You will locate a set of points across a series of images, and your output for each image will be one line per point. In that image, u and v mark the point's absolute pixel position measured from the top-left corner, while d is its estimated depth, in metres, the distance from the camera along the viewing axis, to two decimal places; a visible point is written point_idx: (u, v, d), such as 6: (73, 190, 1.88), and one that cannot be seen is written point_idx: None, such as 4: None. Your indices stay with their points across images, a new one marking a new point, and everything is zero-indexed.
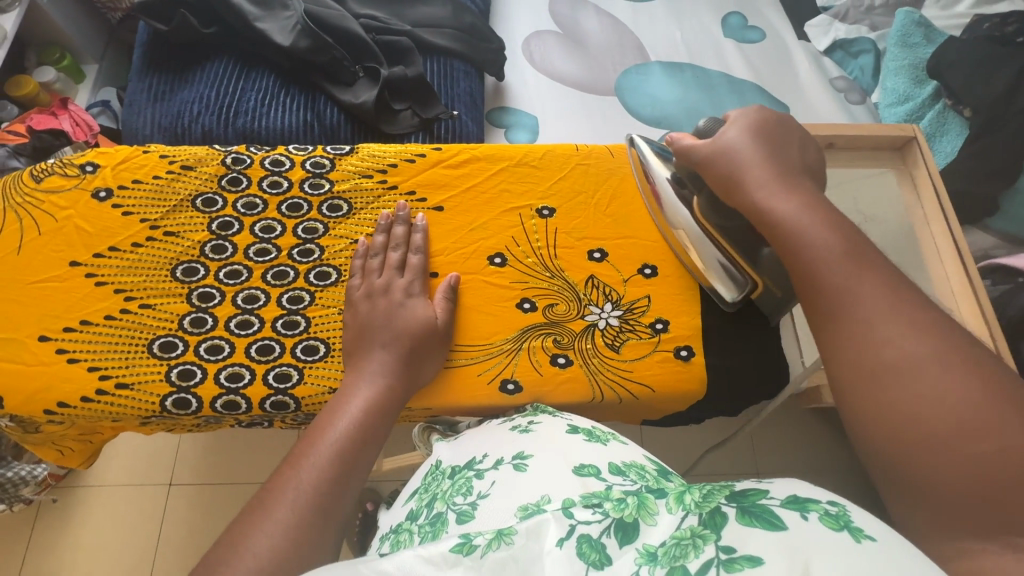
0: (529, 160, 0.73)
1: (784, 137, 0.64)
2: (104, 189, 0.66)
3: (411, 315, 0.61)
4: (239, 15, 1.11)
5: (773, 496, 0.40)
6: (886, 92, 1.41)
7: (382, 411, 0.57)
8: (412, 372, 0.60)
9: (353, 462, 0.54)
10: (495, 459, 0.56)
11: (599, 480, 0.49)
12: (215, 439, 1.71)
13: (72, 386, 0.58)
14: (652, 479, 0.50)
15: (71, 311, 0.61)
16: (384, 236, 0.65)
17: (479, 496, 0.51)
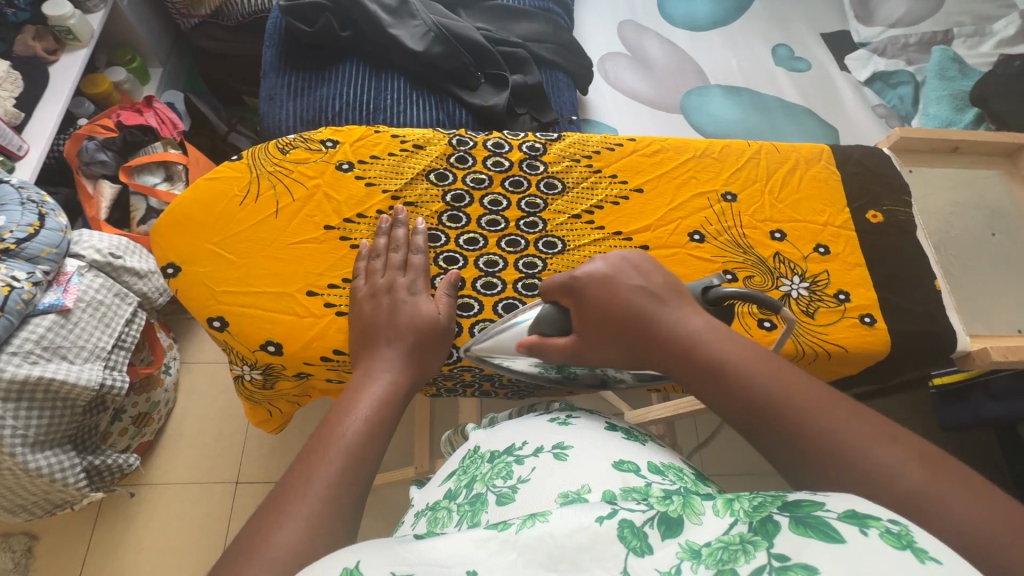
0: (710, 152, 0.80)
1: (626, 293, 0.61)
2: (347, 162, 0.72)
3: (414, 310, 0.62)
4: (375, 22, 1.18)
5: (830, 509, 0.40)
6: (930, 118, 1.61)
7: (397, 399, 0.57)
8: (420, 364, 0.61)
9: (372, 450, 0.52)
10: (534, 446, 0.70)
11: (639, 476, 0.63)
12: (282, 438, 1.67)
13: (344, 335, 0.63)
14: (687, 480, 0.65)
15: (334, 270, 0.66)
16: (387, 239, 0.67)
17: (521, 480, 0.65)
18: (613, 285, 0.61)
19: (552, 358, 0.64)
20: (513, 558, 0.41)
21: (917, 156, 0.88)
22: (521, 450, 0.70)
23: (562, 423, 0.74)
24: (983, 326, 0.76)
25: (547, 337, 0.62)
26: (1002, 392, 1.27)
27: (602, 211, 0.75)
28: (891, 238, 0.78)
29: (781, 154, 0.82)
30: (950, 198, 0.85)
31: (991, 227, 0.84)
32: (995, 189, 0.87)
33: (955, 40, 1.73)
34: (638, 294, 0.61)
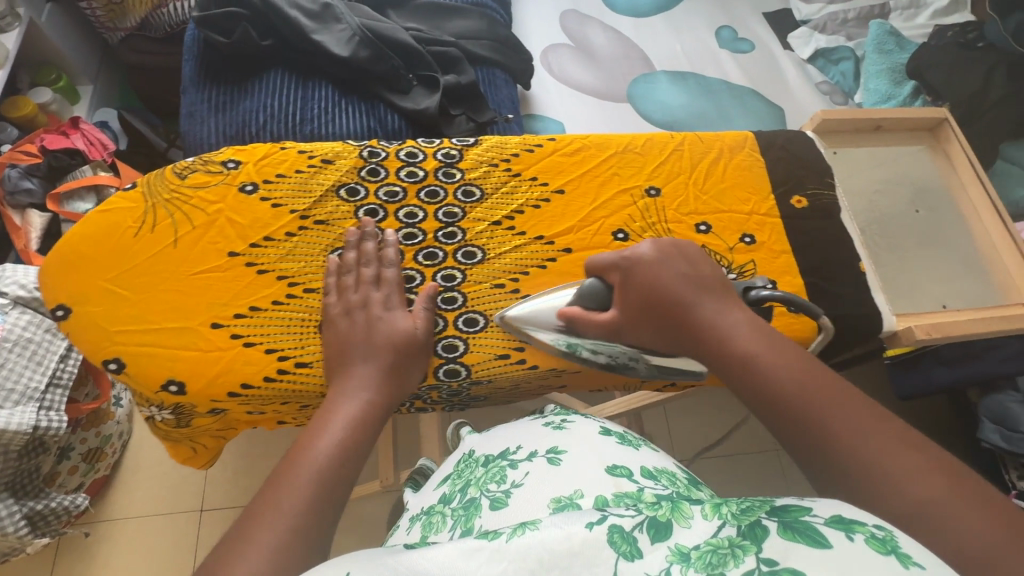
0: (633, 146, 0.79)
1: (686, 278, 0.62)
2: (250, 183, 0.68)
3: (389, 327, 0.61)
4: (297, 28, 1.13)
5: (818, 514, 0.40)
6: (870, 92, 1.61)
7: (371, 422, 0.57)
8: (397, 382, 0.60)
9: (342, 477, 0.52)
10: (528, 452, 0.70)
11: (632, 480, 0.63)
12: (246, 461, 1.62)
13: (253, 368, 0.60)
14: (680, 485, 0.65)
15: (239, 298, 0.63)
16: (356, 252, 0.65)
17: (514, 484, 0.65)
18: (659, 269, 0.62)
19: (589, 333, 0.65)
20: (504, 567, 0.41)
21: (841, 136, 0.88)
22: (515, 454, 0.71)
23: (556, 425, 0.75)
24: (904, 305, 0.77)
25: (587, 313, 0.63)
26: (951, 357, 1.29)
27: (523, 216, 0.73)
28: (817, 222, 0.78)
29: (705, 144, 0.81)
30: (874, 176, 0.86)
31: (914, 203, 0.85)
32: (918, 165, 0.87)
33: (892, 12, 1.78)
34: (683, 282, 0.61)
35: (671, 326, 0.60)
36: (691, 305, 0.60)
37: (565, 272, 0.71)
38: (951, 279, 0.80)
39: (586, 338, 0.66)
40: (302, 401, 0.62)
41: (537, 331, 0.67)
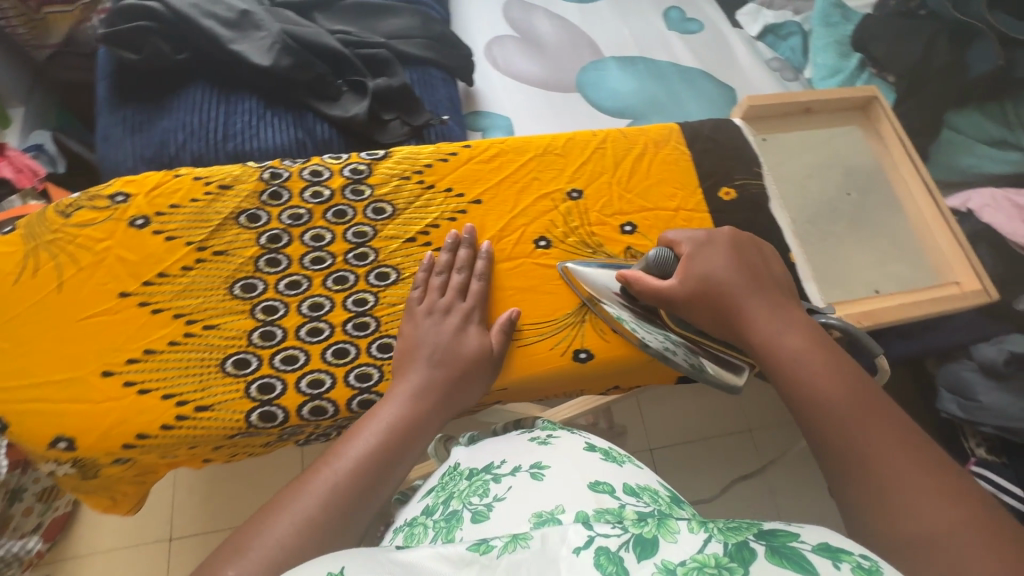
0: (553, 147, 0.76)
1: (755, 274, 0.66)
2: (141, 217, 0.64)
3: (468, 342, 0.63)
4: (213, 39, 1.07)
5: (804, 541, 0.40)
6: (818, 67, 1.53)
7: (418, 431, 0.58)
8: (459, 393, 0.61)
9: (367, 485, 0.54)
10: (512, 466, 0.63)
11: (613, 497, 0.56)
12: (215, 483, 1.52)
13: (150, 416, 0.57)
14: (663, 503, 0.57)
15: (133, 342, 0.59)
16: (450, 255, 0.67)
17: (495, 498, 0.59)
18: (729, 262, 0.66)
19: (643, 298, 0.67)
20: None
21: (771, 121, 0.86)
22: (500, 468, 0.64)
23: (542, 439, 0.69)
24: (839, 294, 0.75)
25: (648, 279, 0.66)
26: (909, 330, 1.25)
27: (440, 230, 0.70)
28: (746, 214, 0.76)
29: (630, 139, 0.79)
30: (807, 161, 0.84)
31: (847, 185, 0.83)
32: (851, 145, 0.85)
33: None
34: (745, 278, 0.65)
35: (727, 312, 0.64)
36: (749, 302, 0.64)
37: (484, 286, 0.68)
38: (885, 262, 0.79)
39: (642, 306, 0.68)
40: (209, 444, 0.59)
41: (599, 296, 0.69)
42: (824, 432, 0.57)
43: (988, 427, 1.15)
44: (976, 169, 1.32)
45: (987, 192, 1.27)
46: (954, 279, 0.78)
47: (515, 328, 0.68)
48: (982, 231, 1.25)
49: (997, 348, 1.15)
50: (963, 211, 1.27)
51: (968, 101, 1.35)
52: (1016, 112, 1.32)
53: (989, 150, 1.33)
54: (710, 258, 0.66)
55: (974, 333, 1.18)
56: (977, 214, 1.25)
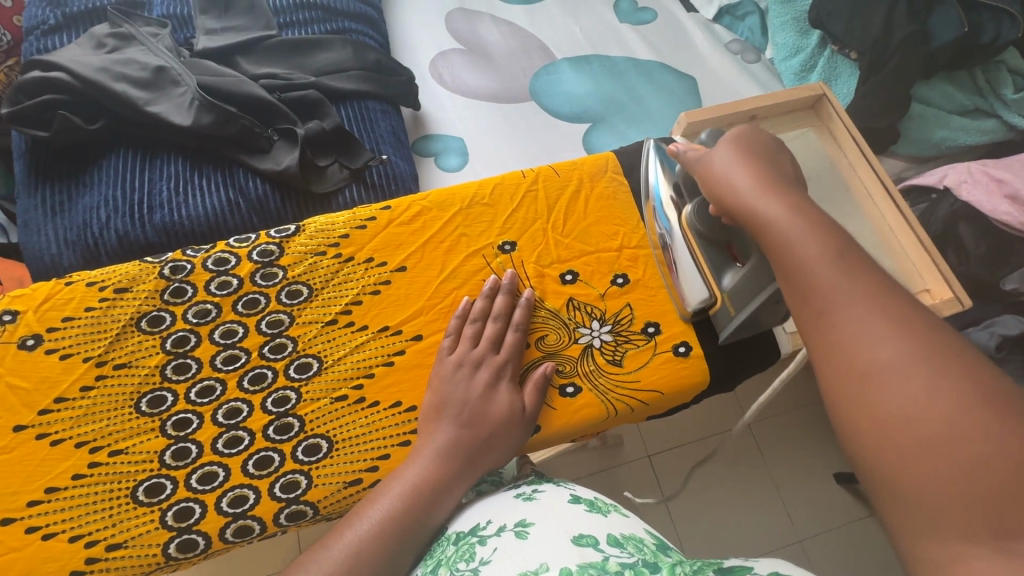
0: (480, 198, 0.72)
1: (773, 156, 0.61)
2: (33, 336, 0.59)
3: (497, 404, 0.59)
4: (127, 103, 1.01)
5: (758, 574, 0.42)
6: (779, 48, 1.45)
7: (443, 494, 0.54)
8: (482, 459, 0.57)
9: (380, 563, 0.51)
10: (499, 524, 0.52)
11: (598, 551, 0.45)
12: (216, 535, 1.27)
13: (57, 563, 0.52)
14: (651, 553, 0.46)
15: (32, 482, 0.55)
16: (486, 302, 0.65)
17: (481, 563, 0.47)
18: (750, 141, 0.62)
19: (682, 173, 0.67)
20: None
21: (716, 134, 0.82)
22: (486, 528, 0.52)
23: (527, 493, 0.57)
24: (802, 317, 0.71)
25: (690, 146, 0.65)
26: None
27: (363, 306, 0.65)
28: None
29: (561, 178, 0.75)
30: None
31: None
32: (803, 151, 0.82)
33: None
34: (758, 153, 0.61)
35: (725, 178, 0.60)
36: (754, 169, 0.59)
37: (416, 364, 0.63)
38: None
39: (682, 175, 0.67)
40: None
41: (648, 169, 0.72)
42: (810, 292, 0.51)
43: None
44: (949, 142, 1.27)
45: (963, 167, 1.18)
46: (924, 286, 0.74)
47: (550, 382, 0.65)
48: (960, 209, 1.17)
49: (988, 333, 1.09)
50: (939, 188, 1.19)
51: (934, 72, 1.28)
52: (986, 77, 1.27)
53: (961, 120, 1.26)
54: (730, 142, 0.63)
55: (965, 318, 1.12)
56: (955, 192, 1.17)
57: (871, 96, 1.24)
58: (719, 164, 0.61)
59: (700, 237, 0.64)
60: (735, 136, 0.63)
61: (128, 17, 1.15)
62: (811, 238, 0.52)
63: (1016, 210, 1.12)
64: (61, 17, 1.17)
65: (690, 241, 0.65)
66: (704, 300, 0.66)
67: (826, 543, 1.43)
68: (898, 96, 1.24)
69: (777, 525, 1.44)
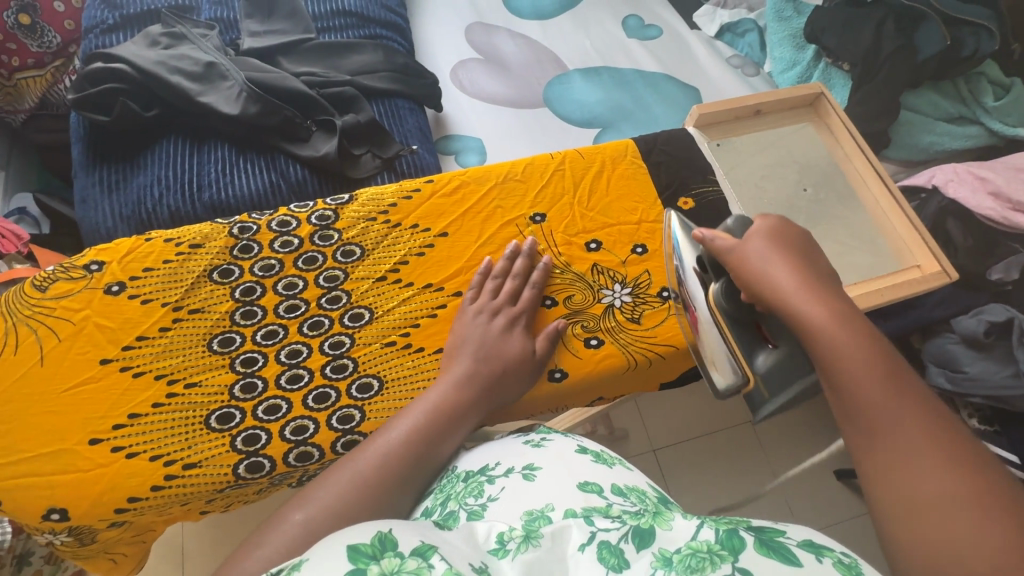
0: (512, 176, 0.80)
1: (807, 252, 0.58)
2: (116, 284, 0.67)
3: (510, 346, 0.66)
4: (180, 94, 1.10)
5: (790, 536, 0.42)
6: (776, 61, 1.55)
7: (462, 418, 0.60)
8: (499, 390, 0.64)
9: (399, 472, 0.55)
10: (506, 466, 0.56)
11: (602, 497, 0.49)
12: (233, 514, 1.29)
13: (138, 479, 0.59)
14: (652, 504, 0.50)
15: (116, 409, 0.61)
16: (508, 262, 0.72)
17: (490, 499, 0.51)
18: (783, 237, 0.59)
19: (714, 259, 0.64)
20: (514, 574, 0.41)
21: (725, 126, 0.90)
22: (494, 470, 0.56)
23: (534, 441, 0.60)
24: None
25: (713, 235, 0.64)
26: (889, 310, 1.26)
27: (409, 265, 0.72)
28: (702, 221, 0.80)
29: (585, 159, 0.83)
30: (762, 161, 0.88)
31: (803, 180, 0.88)
32: (803, 142, 0.90)
33: None
34: (792, 252, 0.57)
35: (760, 280, 0.57)
36: (794, 272, 0.55)
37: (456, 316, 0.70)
38: (845, 252, 0.82)
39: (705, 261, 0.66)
40: (201, 499, 0.61)
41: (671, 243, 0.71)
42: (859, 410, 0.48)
43: (976, 398, 1.17)
44: (936, 146, 1.36)
45: (949, 168, 1.28)
46: (916, 262, 0.82)
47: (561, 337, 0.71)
48: (946, 206, 1.26)
49: (976, 320, 1.16)
50: (927, 188, 1.29)
51: (921, 82, 1.38)
52: (968, 87, 1.37)
53: (947, 126, 1.36)
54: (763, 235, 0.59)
55: (955, 307, 1.20)
56: (942, 190, 1.27)
57: (865, 103, 1.35)
58: (753, 253, 0.58)
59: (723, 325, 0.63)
60: (767, 230, 0.60)
61: (180, 18, 1.25)
62: (858, 351, 0.49)
63: (999, 206, 1.20)
64: (118, 18, 1.27)
65: (720, 322, 0.64)
66: (729, 380, 0.65)
67: (828, 534, 1.48)
68: (888, 104, 1.34)
69: (779, 515, 1.49)
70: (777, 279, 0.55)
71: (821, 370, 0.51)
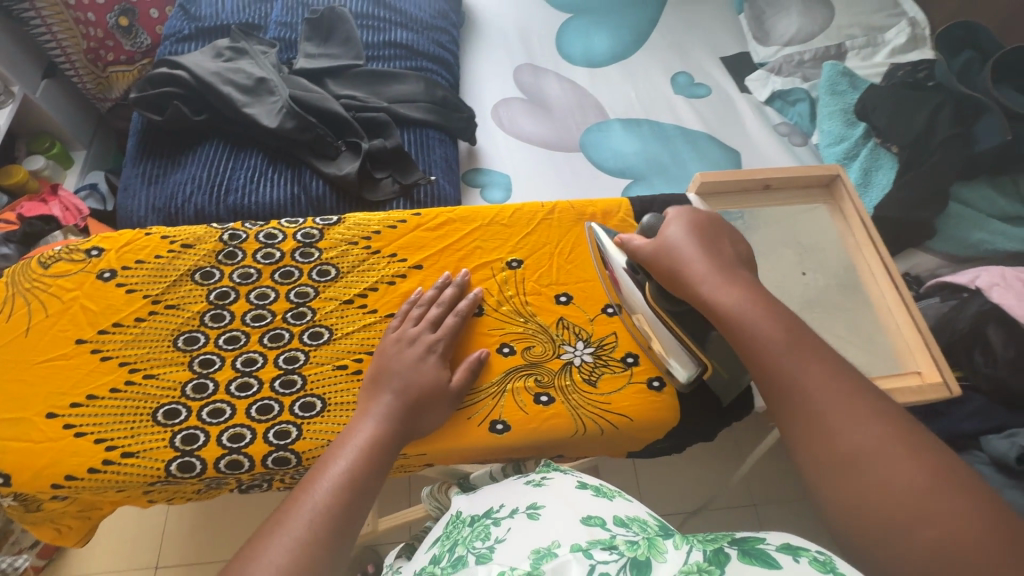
0: (499, 220, 0.81)
1: (715, 236, 0.69)
2: (109, 270, 0.71)
3: (424, 373, 0.65)
4: (229, 103, 1.19)
5: (770, 542, 0.45)
6: (824, 134, 1.46)
7: (383, 453, 0.59)
8: (415, 419, 0.63)
9: (337, 522, 0.53)
10: (511, 508, 0.59)
11: (606, 530, 0.50)
12: (208, 511, 1.48)
13: (79, 459, 0.61)
14: (655, 531, 0.50)
15: (77, 387, 0.65)
16: (436, 291, 0.72)
17: (496, 542, 0.54)
18: (692, 227, 0.69)
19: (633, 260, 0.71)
20: None
21: (729, 197, 0.87)
22: (500, 512, 0.59)
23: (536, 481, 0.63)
24: None
25: (634, 239, 0.71)
26: None
27: (378, 292, 0.73)
28: None
29: (576, 213, 0.83)
30: (763, 238, 0.84)
31: (806, 265, 0.83)
32: (811, 225, 0.85)
33: (849, 52, 1.73)
34: (697, 238, 0.67)
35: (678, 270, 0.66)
36: (705, 261, 0.65)
37: None
38: (838, 346, 0.77)
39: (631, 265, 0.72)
40: (134, 489, 0.63)
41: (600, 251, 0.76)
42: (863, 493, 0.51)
43: None
44: (987, 245, 1.26)
45: (996, 270, 1.19)
46: (916, 368, 0.75)
47: (484, 368, 0.71)
48: (988, 310, 1.14)
49: (1009, 442, 1.07)
50: (971, 288, 1.20)
51: (975, 175, 1.31)
52: None
53: (1002, 226, 1.27)
54: (681, 225, 0.69)
55: (986, 423, 1.12)
56: (986, 293, 1.17)
57: (911, 188, 1.28)
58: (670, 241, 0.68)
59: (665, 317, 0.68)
60: (681, 219, 0.70)
61: (246, 35, 1.37)
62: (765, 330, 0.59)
63: None
64: (193, 29, 1.41)
65: (665, 319, 0.68)
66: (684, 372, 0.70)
67: None
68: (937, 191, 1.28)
69: None
70: (693, 263, 0.65)
71: (812, 447, 0.56)
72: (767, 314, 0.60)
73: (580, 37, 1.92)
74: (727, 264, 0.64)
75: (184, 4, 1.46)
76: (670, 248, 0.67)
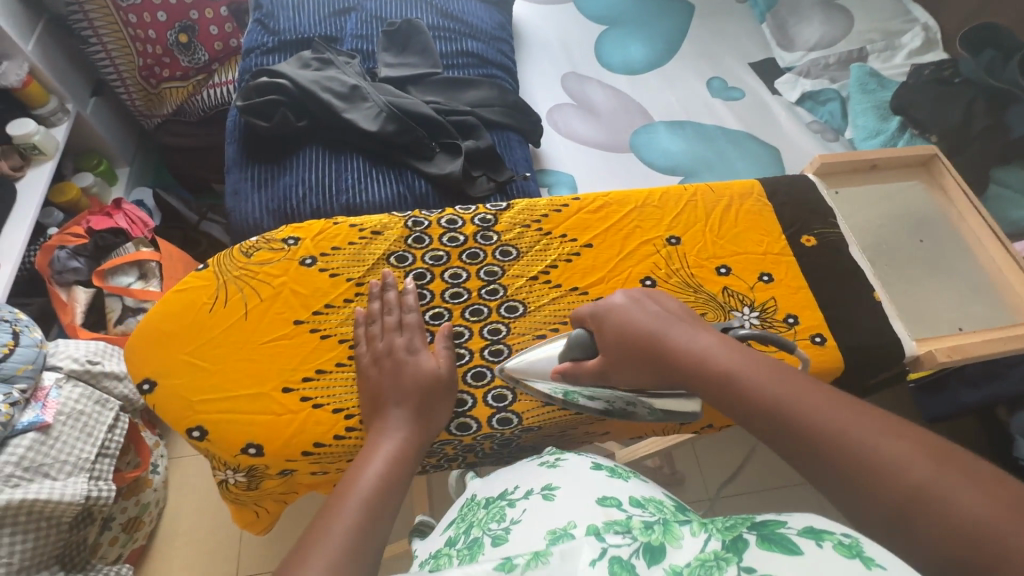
0: (651, 202, 0.93)
1: (656, 310, 0.70)
2: (310, 257, 0.87)
3: (420, 368, 0.76)
4: (329, 109, 1.25)
5: (791, 526, 0.45)
6: (859, 129, 1.58)
7: (409, 457, 0.71)
8: (428, 421, 0.75)
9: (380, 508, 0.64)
10: (525, 490, 0.64)
11: (621, 509, 0.55)
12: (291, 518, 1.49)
13: (323, 427, 0.77)
14: (668, 510, 0.55)
15: (306, 363, 0.81)
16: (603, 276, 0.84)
17: (512, 522, 0.59)
18: (631, 314, 0.71)
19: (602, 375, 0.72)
20: None
21: (843, 177, 0.99)
22: (514, 494, 0.65)
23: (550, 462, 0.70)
24: (923, 329, 0.85)
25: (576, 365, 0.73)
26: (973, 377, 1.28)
27: (558, 269, 0.88)
28: (823, 259, 0.88)
29: (716, 193, 0.94)
30: (878, 212, 0.96)
31: (920, 234, 0.94)
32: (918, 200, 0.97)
33: (870, 56, 1.88)
34: (651, 319, 0.69)
35: (654, 361, 0.66)
36: (661, 338, 0.66)
37: None
38: (961, 303, 0.88)
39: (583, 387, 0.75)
40: None
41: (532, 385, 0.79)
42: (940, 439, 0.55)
43: None
44: None
45: None
46: None
47: None
48: None
49: None
50: None
51: (1011, 159, 1.45)
52: None
53: None
54: (620, 314, 0.71)
55: None
56: None
57: None
58: (621, 334, 0.70)
59: (648, 394, 0.72)
60: (615, 312, 0.72)
61: (329, 47, 1.43)
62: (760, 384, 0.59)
63: None
64: (276, 42, 1.46)
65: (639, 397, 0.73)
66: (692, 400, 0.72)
67: None
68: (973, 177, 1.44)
69: None
70: (661, 348, 0.66)
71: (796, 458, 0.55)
72: (757, 370, 0.60)
73: (618, 47, 2.03)
74: (684, 337, 0.65)
75: (261, 19, 1.51)
76: (632, 340, 0.68)
